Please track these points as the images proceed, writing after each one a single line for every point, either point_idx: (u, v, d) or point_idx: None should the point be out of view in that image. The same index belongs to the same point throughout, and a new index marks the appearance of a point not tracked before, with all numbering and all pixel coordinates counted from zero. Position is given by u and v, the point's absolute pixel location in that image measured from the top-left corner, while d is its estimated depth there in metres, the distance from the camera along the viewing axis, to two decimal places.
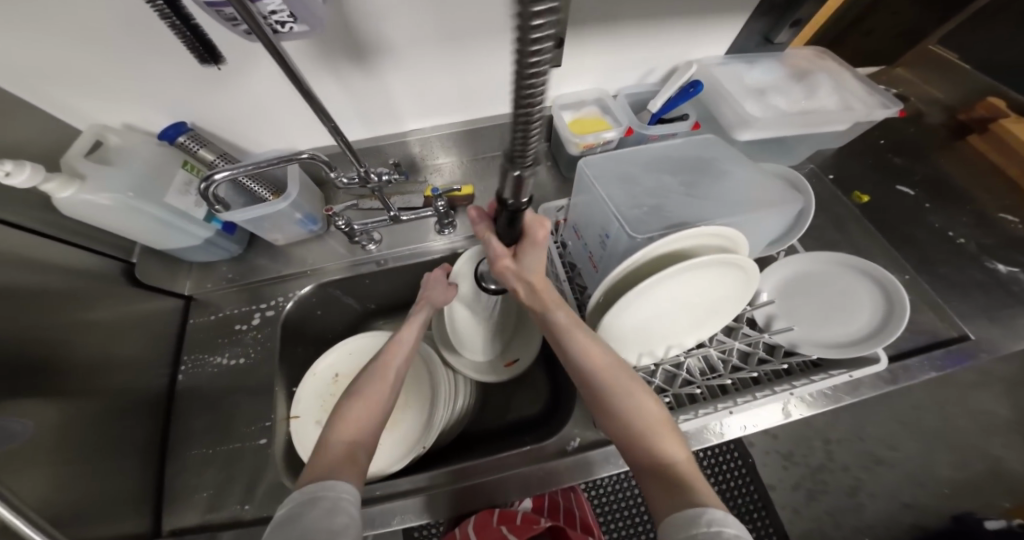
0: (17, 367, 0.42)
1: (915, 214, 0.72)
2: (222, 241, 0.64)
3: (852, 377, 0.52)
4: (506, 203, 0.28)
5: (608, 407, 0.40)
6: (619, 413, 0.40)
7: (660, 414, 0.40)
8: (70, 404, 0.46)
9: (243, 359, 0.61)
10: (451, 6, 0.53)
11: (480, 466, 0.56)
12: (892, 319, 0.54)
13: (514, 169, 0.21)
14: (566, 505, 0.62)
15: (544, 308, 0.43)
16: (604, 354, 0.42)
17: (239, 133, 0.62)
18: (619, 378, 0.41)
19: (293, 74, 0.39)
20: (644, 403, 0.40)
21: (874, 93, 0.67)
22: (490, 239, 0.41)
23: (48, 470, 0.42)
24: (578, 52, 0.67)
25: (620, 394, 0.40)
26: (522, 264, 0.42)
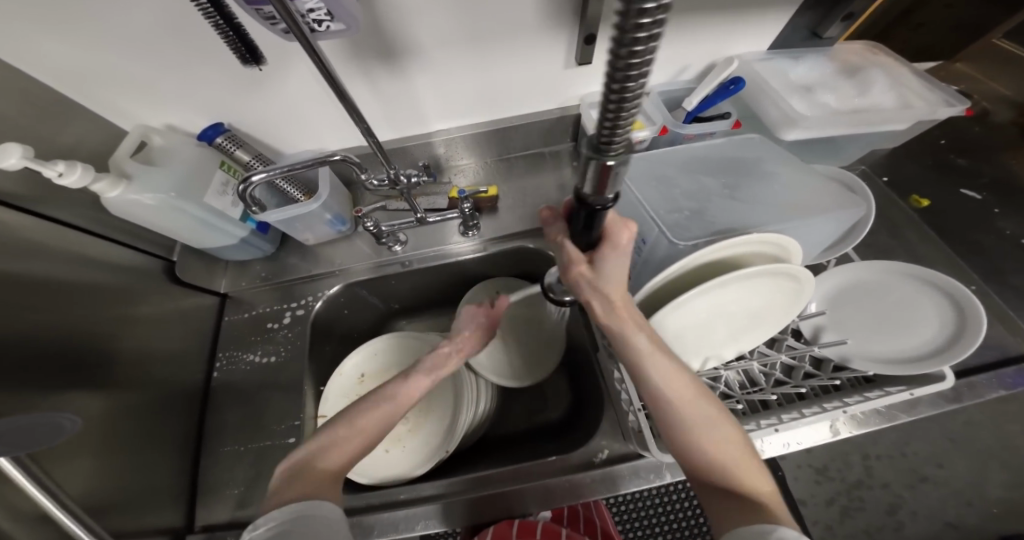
0: (72, 358, 0.44)
1: (981, 220, 0.66)
2: (256, 240, 0.66)
3: (914, 396, 0.46)
4: (590, 202, 0.26)
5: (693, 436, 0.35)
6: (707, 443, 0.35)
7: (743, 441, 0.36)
8: (115, 396, 0.48)
9: (274, 357, 0.62)
10: (480, 6, 0.53)
11: (500, 475, 0.55)
12: (963, 335, 0.48)
13: (601, 159, 0.19)
14: (587, 515, 0.61)
15: (620, 326, 0.37)
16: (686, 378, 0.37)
17: (273, 134, 0.63)
18: (703, 405, 0.36)
19: (329, 74, 0.39)
20: (729, 430, 0.36)
21: (936, 88, 0.62)
22: (564, 244, 0.36)
23: (91, 462, 0.43)
24: (610, 49, 0.65)
25: (705, 423, 0.35)
26: (600, 274, 0.36)
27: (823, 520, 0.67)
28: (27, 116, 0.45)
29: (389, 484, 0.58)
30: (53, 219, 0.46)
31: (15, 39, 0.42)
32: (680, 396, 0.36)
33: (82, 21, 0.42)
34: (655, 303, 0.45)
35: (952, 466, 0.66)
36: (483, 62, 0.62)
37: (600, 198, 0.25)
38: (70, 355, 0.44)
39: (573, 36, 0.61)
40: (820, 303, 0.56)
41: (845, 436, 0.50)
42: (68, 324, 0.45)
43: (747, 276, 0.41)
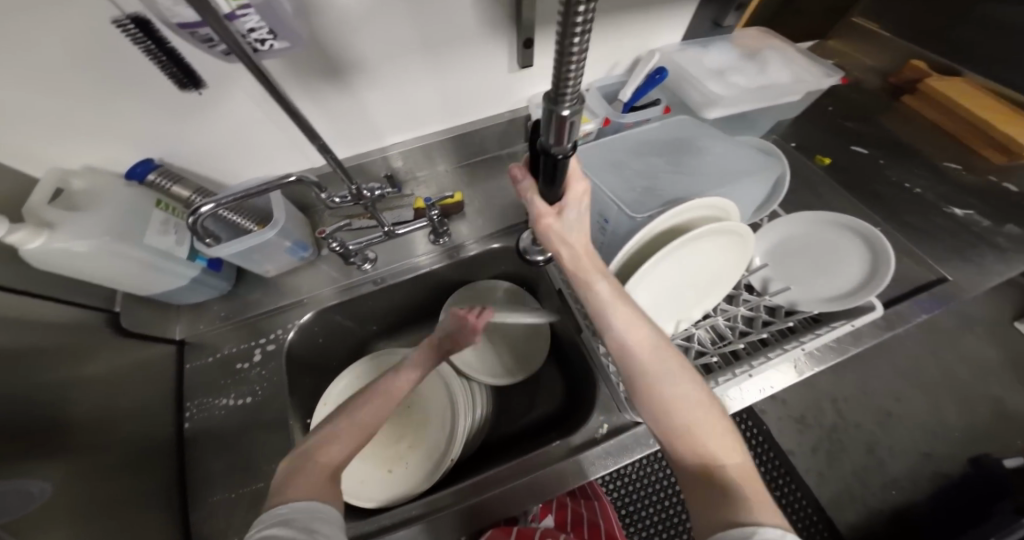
0: (29, 426, 0.39)
1: (873, 171, 0.78)
2: (209, 278, 0.61)
3: (855, 326, 0.53)
4: (550, 153, 0.29)
5: (659, 397, 0.37)
6: (670, 407, 0.37)
7: (711, 413, 0.37)
8: (76, 462, 0.42)
9: (250, 398, 0.59)
10: (432, 16, 0.56)
11: (488, 479, 0.55)
12: (880, 268, 0.57)
13: (559, 110, 0.23)
14: (590, 518, 0.59)
15: (587, 277, 0.42)
16: (649, 336, 0.40)
17: (212, 165, 0.60)
18: (667, 367, 0.38)
19: (280, 96, 0.39)
20: (692, 400, 0.37)
21: (818, 65, 0.72)
22: (535, 199, 0.41)
23: (68, 532, 0.37)
24: (546, 51, 0.69)
25: (671, 386, 0.37)
26: (564, 226, 0.43)
27: (814, 468, 0.74)
28: None
29: (393, 506, 0.56)
30: None
31: None
32: (643, 354, 0.39)
33: None
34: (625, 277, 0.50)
35: (903, 397, 0.82)
36: (441, 69, 0.64)
37: (557, 149, 0.28)
38: (31, 419, 0.40)
39: (512, 41, 0.65)
40: (763, 257, 0.64)
41: (805, 370, 0.56)
42: (21, 387, 0.40)
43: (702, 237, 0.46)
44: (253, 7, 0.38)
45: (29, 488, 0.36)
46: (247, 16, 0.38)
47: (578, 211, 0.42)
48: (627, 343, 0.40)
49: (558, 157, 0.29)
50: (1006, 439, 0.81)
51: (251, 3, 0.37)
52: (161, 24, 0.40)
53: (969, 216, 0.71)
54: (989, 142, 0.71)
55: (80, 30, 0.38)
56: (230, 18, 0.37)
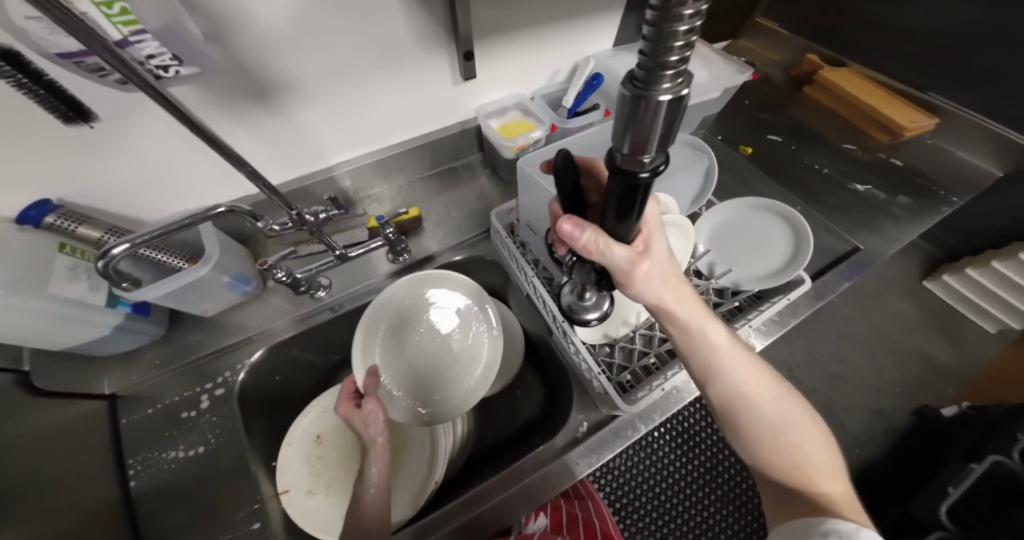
0: None
1: (789, 156, 0.87)
2: (137, 324, 0.55)
3: (791, 300, 0.59)
4: (629, 172, 0.20)
5: (764, 426, 0.39)
6: (781, 437, 0.39)
7: (816, 446, 0.39)
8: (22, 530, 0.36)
9: (202, 448, 0.53)
10: (387, 29, 0.56)
11: (482, 492, 0.55)
12: (801, 244, 0.64)
13: (650, 95, 0.14)
14: (584, 516, 0.53)
15: (701, 328, 0.40)
16: (763, 378, 0.41)
17: (129, 200, 0.54)
18: (778, 404, 0.40)
19: (195, 124, 0.37)
20: (799, 433, 0.39)
21: (730, 63, 0.79)
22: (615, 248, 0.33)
23: None
24: (486, 60, 0.70)
25: (782, 420, 0.39)
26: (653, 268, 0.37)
27: None
28: None
29: None
30: None
31: None
32: (756, 391, 0.40)
33: None
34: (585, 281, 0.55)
35: (850, 358, 0.78)
36: (407, 78, 0.65)
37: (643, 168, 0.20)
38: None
39: (451, 53, 0.65)
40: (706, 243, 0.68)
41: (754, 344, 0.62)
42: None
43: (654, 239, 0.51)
44: (150, 33, 0.36)
45: None
46: (146, 42, 0.36)
47: (662, 265, 0.39)
48: (744, 385, 0.40)
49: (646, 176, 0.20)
50: (942, 388, 0.77)
51: (148, 30, 0.36)
52: (39, 57, 0.36)
53: (870, 191, 0.80)
54: (877, 123, 0.86)
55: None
56: (126, 46, 0.35)
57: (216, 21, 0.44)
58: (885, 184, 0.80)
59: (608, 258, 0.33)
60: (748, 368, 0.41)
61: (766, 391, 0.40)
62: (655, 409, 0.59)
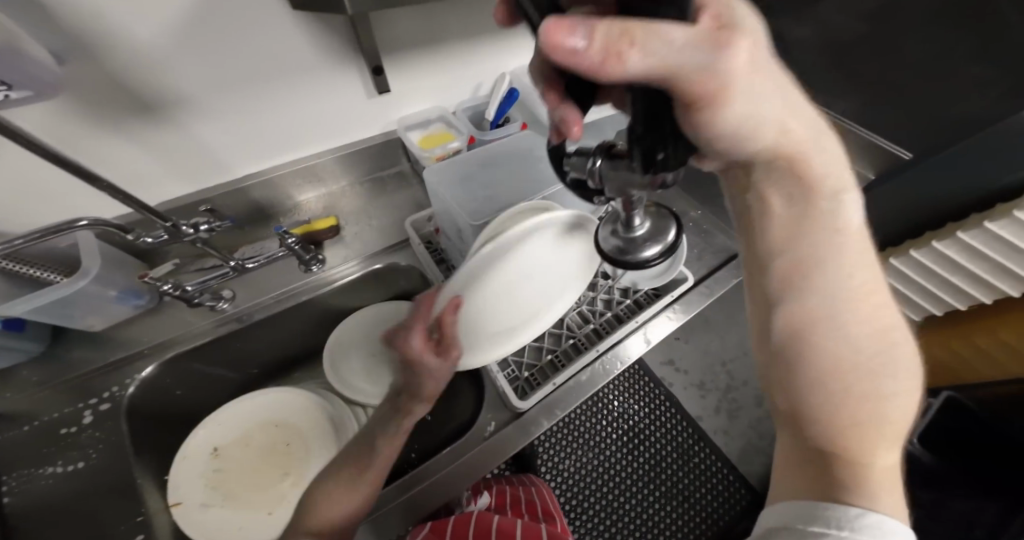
0: None
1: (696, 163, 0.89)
2: (9, 341, 0.53)
3: (673, 297, 0.68)
4: None
5: (843, 378, 0.25)
6: (860, 389, 0.25)
7: (905, 408, 0.25)
8: None
9: (82, 462, 0.52)
10: (276, 41, 0.56)
11: (430, 467, 0.56)
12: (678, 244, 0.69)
13: None
14: (527, 497, 0.60)
15: (821, 201, 0.24)
16: (876, 300, 0.26)
17: (7, 214, 0.52)
18: (879, 347, 0.25)
19: (37, 142, 0.35)
20: (894, 383, 0.25)
21: None
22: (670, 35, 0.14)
23: None
24: (398, 72, 0.72)
25: (873, 367, 0.25)
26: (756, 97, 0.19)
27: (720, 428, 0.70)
28: None
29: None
30: None
31: None
32: (864, 306, 0.25)
33: None
34: None
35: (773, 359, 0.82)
36: (306, 90, 0.65)
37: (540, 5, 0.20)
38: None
39: (359, 66, 0.67)
40: None
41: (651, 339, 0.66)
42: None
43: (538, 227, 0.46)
44: None
45: None
46: None
47: (774, 72, 0.19)
48: (850, 304, 0.25)
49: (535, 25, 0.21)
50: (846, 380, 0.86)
51: None
52: None
53: None
54: None
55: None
56: None
57: (74, 40, 0.44)
58: None
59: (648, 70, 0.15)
60: (869, 279, 0.25)
61: (881, 317, 0.26)
62: (557, 404, 0.60)
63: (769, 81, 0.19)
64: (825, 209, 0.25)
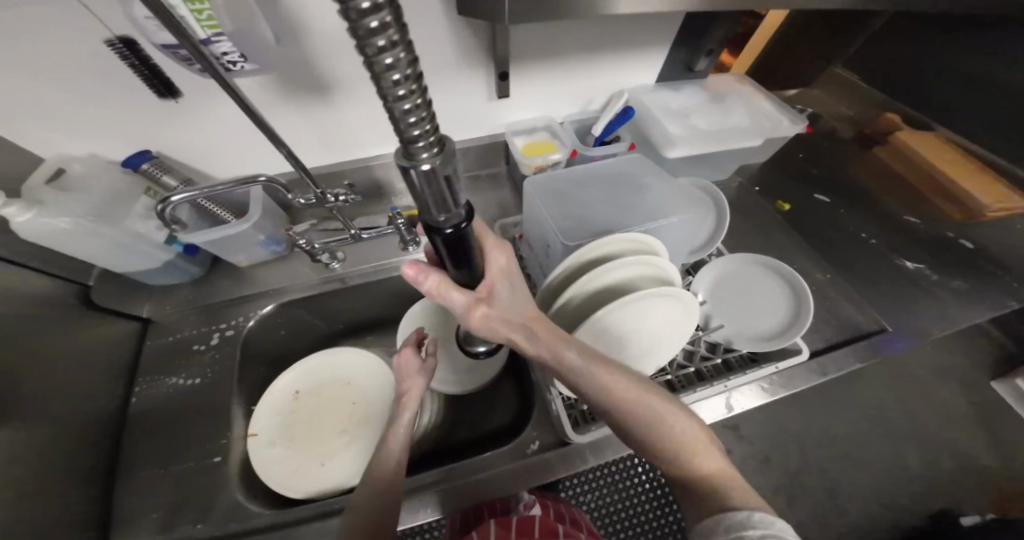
0: None
1: (832, 217, 0.80)
2: (183, 263, 0.65)
3: (780, 369, 0.58)
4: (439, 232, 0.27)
5: (651, 435, 0.38)
6: (662, 438, 0.38)
7: (685, 436, 0.38)
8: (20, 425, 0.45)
9: (198, 379, 0.61)
10: (430, 39, 0.61)
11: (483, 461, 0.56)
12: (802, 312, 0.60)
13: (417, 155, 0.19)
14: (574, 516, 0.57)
15: (559, 343, 0.39)
16: (625, 380, 0.39)
17: (204, 160, 0.64)
18: (653, 402, 0.39)
19: (251, 110, 0.43)
20: (678, 424, 0.38)
21: (784, 112, 0.74)
22: (449, 292, 0.35)
23: None
24: (524, 81, 0.73)
25: (637, 419, 0.38)
26: (500, 304, 0.38)
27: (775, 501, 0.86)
28: None
29: (322, 496, 0.56)
30: None
31: None
32: (620, 395, 0.38)
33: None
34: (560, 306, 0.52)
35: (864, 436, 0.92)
36: (440, 86, 0.69)
37: (444, 223, 0.26)
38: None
39: (489, 69, 0.69)
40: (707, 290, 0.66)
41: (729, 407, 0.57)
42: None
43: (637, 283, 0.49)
44: (227, 36, 0.46)
45: None
46: (221, 41, 0.46)
47: (518, 294, 0.40)
48: (604, 393, 0.38)
49: (446, 231, 0.26)
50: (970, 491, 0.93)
51: (226, 33, 0.45)
52: (146, 43, 0.45)
53: (919, 269, 0.73)
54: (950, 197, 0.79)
55: (77, 43, 0.44)
56: (207, 42, 0.45)
57: (284, 22, 0.51)
58: (940, 265, 0.74)
59: (447, 302, 0.36)
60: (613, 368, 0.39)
61: (617, 386, 0.38)
62: (607, 446, 0.56)
63: (520, 298, 0.40)
64: (564, 336, 0.39)
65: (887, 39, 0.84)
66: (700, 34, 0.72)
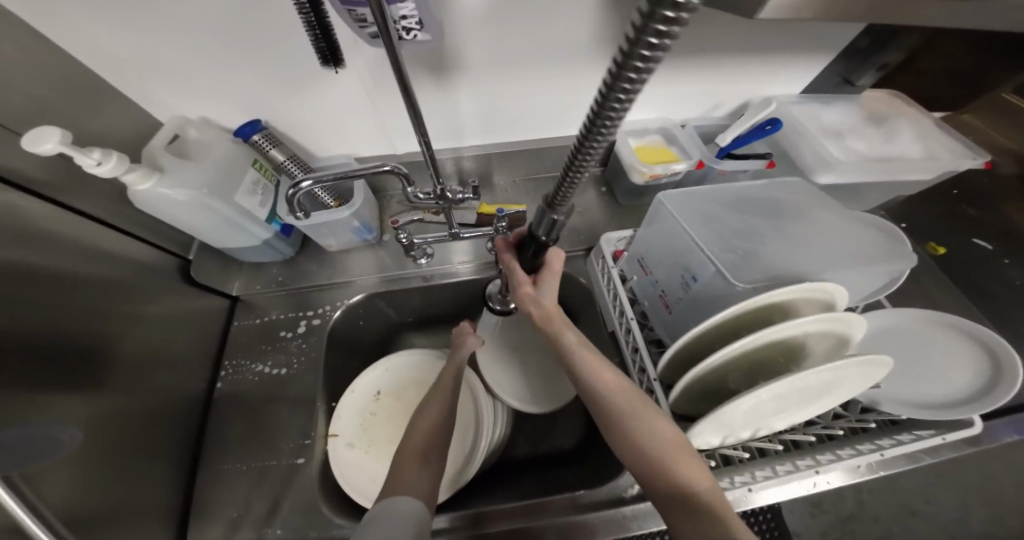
0: (65, 351, 0.39)
1: (993, 269, 0.71)
2: (278, 242, 0.62)
3: (946, 440, 0.49)
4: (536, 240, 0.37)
5: (631, 434, 0.36)
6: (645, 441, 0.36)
7: (683, 444, 0.36)
8: (112, 395, 0.44)
9: (283, 370, 0.59)
10: (575, 25, 0.53)
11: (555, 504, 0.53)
12: (1001, 382, 0.50)
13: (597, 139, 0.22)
14: None
15: (551, 329, 0.42)
16: (615, 377, 0.40)
17: (310, 135, 0.60)
18: (633, 404, 0.38)
19: (404, 82, 0.37)
20: (660, 428, 0.36)
21: (960, 141, 0.62)
22: (515, 269, 0.43)
23: (76, 472, 0.38)
24: (654, 82, 0.64)
25: (638, 422, 0.36)
26: (540, 292, 0.43)
27: None
28: (63, 100, 0.41)
29: None
30: (57, 203, 0.41)
31: (73, 23, 0.39)
32: (611, 390, 0.39)
33: (130, 6, 0.38)
34: (699, 346, 0.45)
35: None
36: (566, 78, 0.61)
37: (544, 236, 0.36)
38: (86, 346, 0.42)
39: None
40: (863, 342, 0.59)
41: (862, 475, 0.52)
42: (71, 337, 0.40)
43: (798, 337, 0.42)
44: None
45: (65, 434, 0.37)
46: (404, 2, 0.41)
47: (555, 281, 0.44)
48: (598, 386, 0.39)
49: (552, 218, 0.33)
50: None
51: None
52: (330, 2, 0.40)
53: None
54: None
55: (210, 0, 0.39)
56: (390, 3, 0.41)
57: None
58: None
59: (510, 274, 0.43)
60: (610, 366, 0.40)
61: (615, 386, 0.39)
62: None
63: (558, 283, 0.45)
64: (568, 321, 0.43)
65: None
66: (878, 43, 0.60)
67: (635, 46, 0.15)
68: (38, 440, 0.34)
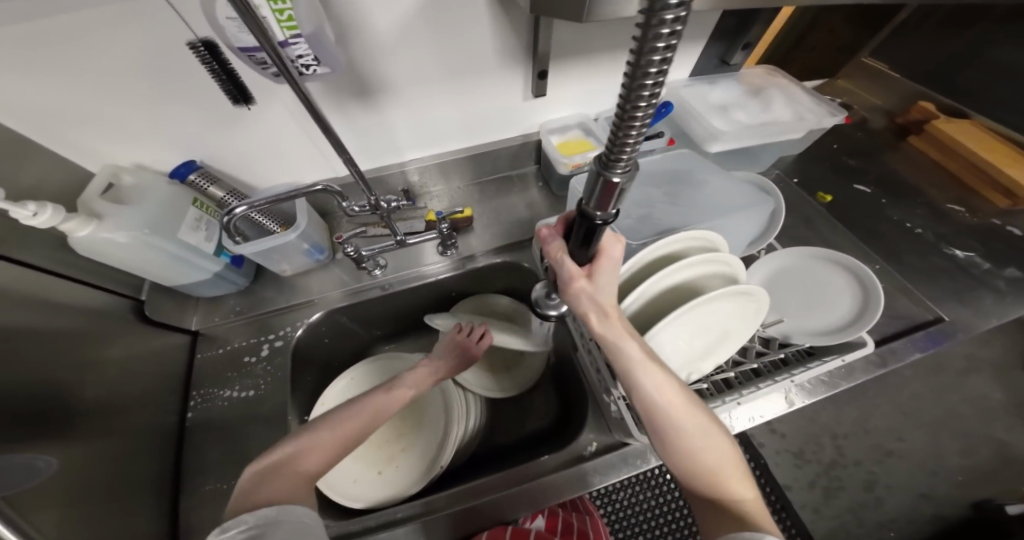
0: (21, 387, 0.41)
1: (875, 210, 0.80)
2: (230, 273, 0.65)
3: (846, 360, 0.55)
4: (584, 217, 0.29)
5: (679, 444, 0.39)
6: (698, 448, 0.39)
7: (728, 451, 0.40)
8: (67, 440, 0.44)
9: (252, 391, 0.61)
10: (467, 43, 0.59)
11: (515, 474, 0.57)
12: (868, 306, 0.60)
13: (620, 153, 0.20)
14: (580, 526, 0.55)
15: (617, 338, 0.40)
16: (675, 390, 0.40)
17: (249, 168, 0.64)
18: (691, 418, 0.39)
19: (314, 108, 0.42)
20: (713, 441, 0.39)
21: (822, 103, 0.73)
22: (563, 259, 0.38)
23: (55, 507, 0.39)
24: (562, 82, 0.72)
25: (693, 435, 0.39)
26: (596, 286, 0.39)
27: (805, 501, 0.84)
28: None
29: (377, 507, 0.57)
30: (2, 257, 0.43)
31: None
32: (671, 404, 0.39)
33: (50, 64, 0.41)
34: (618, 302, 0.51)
35: (899, 436, 0.92)
36: (474, 89, 0.67)
37: (598, 212, 0.26)
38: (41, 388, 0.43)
39: (527, 72, 0.68)
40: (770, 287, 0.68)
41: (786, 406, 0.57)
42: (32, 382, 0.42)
43: (697, 278, 0.49)
44: (303, 38, 0.43)
45: (40, 462, 0.40)
46: (298, 43, 0.43)
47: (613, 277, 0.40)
48: (660, 398, 0.39)
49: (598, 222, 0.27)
50: (1004, 481, 0.92)
51: (303, 34, 0.43)
52: (227, 47, 0.45)
53: (971, 258, 0.73)
54: (992, 183, 0.78)
55: (127, 52, 0.43)
56: (284, 46, 0.43)
57: (341, 23, 0.50)
58: (990, 252, 0.73)
59: (558, 267, 0.39)
60: (668, 377, 0.40)
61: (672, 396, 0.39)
62: (637, 456, 0.57)
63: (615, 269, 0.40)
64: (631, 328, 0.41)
65: (929, 22, 0.81)
66: (740, 27, 0.69)
67: (643, 47, 0.14)
68: (18, 468, 0.37)
